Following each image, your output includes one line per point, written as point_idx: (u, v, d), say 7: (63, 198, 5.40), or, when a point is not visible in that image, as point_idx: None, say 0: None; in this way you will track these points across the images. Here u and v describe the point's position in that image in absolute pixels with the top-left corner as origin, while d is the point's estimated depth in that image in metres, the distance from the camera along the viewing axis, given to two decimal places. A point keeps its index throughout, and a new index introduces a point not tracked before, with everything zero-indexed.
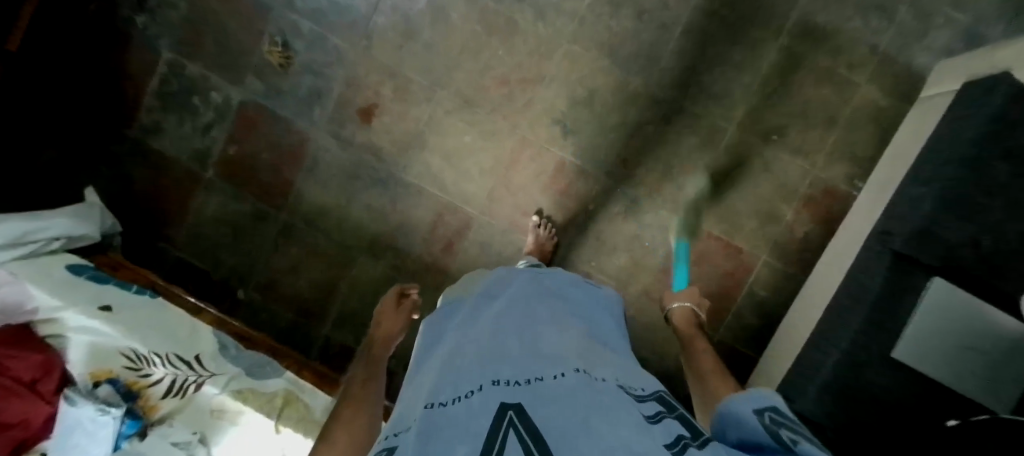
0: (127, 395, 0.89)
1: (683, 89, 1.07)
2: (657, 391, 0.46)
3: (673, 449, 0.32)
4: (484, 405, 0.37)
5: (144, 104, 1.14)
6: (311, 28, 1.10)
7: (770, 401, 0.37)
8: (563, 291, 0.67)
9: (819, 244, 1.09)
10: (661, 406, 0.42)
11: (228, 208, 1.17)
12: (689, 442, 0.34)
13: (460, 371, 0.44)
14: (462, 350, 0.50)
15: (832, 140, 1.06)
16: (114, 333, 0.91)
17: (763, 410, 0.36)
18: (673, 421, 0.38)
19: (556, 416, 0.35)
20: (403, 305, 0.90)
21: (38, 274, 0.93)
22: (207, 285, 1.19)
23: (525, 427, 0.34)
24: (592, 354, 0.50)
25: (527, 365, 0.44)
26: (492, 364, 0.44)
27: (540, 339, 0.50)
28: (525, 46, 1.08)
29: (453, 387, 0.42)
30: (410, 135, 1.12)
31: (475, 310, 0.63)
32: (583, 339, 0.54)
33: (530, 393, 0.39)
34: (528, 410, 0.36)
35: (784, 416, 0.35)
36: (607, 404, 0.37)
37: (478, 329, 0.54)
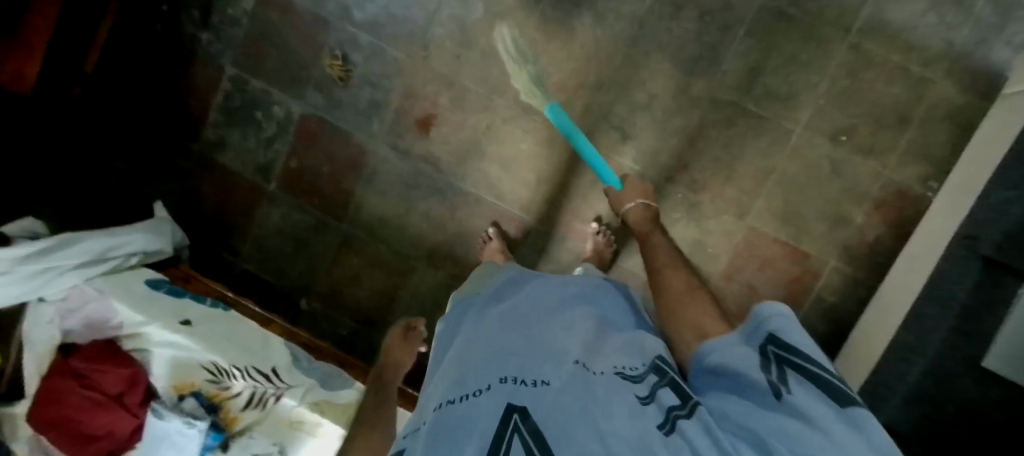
0: (208, 407, 0.95)
1: (748, 91, 1.04)
2: (655, 360, 0.45)
3: (664, 429, 0.35)
4: (490, 405, 0.38)
5: (209, 119, 1.18)
6: (369, 41, 1.11)
7: (771, 326, 0.40)
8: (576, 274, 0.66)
9: (892, 248, 1.05)
10: (655, 376, 0.43)
11: (291, 220, 1.20)
12: (678, 414, 0.36)
13: (468, 368, 0.45)
14: (471, 346, 0.51)
15: (905, 141, 1.02)
16: (194, 347, 0.93)
17: (765, 343, 0.40)
18: (666, 390, 0.40)
19: (558, 414, 0.36)
20: (411, 333, 0.93)
21: (122, 289, 0.97)
22: (270, 295, 1.22)
23: (528, 432, 0.35)
24: (599, 339, 0.50)
25: (532, 359, 0.45)
26: (497, 359, 0.45)
27: (546, 329, 0.51)
28: (583, 52, 1.07)
29: (460, 384, 0.43)
30: (467, 145, 1.12)
31: (486, 306, 0.64)
32: (591, 320, 0.54)
33: (534, 391, 0.39)
34: (533, 411, 0.37)
35: (783, 346, 0.39)
36: (606, 398, 0.38)
37: (489, 324, 0.55)
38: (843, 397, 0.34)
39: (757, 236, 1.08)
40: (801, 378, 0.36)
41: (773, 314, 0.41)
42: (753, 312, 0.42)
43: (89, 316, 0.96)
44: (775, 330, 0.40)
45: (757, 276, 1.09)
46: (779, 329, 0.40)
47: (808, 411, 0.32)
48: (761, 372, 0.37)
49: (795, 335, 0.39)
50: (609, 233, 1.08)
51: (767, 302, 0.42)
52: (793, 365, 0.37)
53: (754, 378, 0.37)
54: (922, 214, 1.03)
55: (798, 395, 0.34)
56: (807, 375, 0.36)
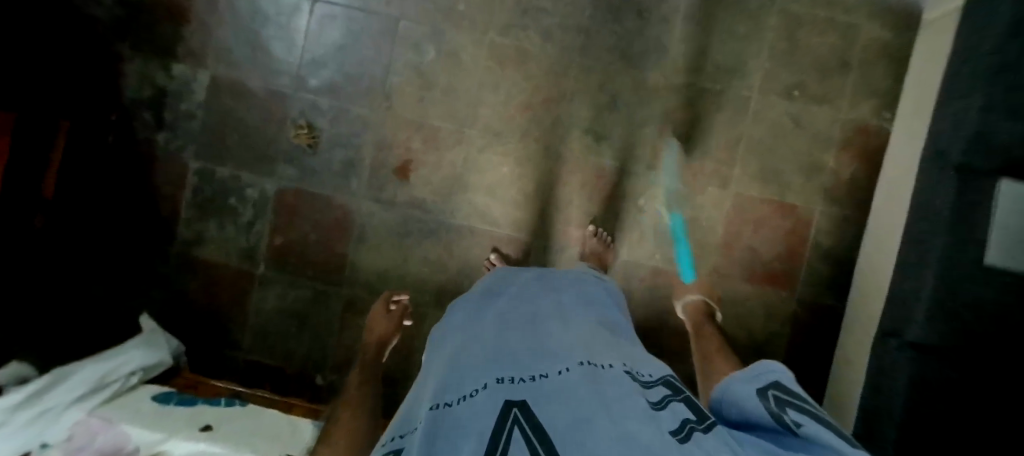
0: None
1: (699, 70, 1.10)
2: (666, 377, 0.47)
3: (678, 435, 0.33)
4: (489, 403, 0.37)
5: (182, 217, 1.15)
6: (330, 104, 1.12)
7: (774, 376, 0.44)
8: (570, 281, 0.66)
9: (868, 182, 1.11)
10: (667, 388, 0.43)
11: (287, 297, 1.16)
12: (695, 427, 0.34)
13: (464, 372, 0.44)
14: (466, 348, 0.50)
15: (851, 82, 1.09)
16: (222, 450, 0.86)
17: (767, 388, 0.43)
18: (680, 404, 0.39)
19: (561, 409, 0.35)
20: (394, 310, 0.97)
21: (128, 412, 0.90)
22: (283, 380, 1.18)
23: (528, 425, 0.33)
24: (599, 342, 0.50)
25: (533, 360, 0.44)
26: (495, 363, 0.44)
27: (544, 331, 0.50)
28: (540, 69, 1.11)
29: (458, 387, 0.42)
30: (449, 181, 1.13)
31: (481, 303, 0.63)
32: (589, 328, 0.54)
33: (533, 390, 0.38)
34: (532, 407, 0.36)
35: (786, 391, 0.41)
36: (613, 395, 0.37)
37: (484, 326, 0.55)
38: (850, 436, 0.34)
39: (744, 200, 1.12)
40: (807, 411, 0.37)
41: (773, 367, 0.45)
42: (758, 366, 0.46)
43: (101, 447, 0.85)
44: (778, 380, 0.43)
45: (754, 238, 1.12)
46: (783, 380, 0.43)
47: (818, 432, 0.33)
48: (766, 409, 0.39)
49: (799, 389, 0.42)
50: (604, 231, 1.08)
51: (768, 360, 0.46)
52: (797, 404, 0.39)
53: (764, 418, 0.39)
54: (885, 144, 1.10)
55: (807, 421, 0.34)
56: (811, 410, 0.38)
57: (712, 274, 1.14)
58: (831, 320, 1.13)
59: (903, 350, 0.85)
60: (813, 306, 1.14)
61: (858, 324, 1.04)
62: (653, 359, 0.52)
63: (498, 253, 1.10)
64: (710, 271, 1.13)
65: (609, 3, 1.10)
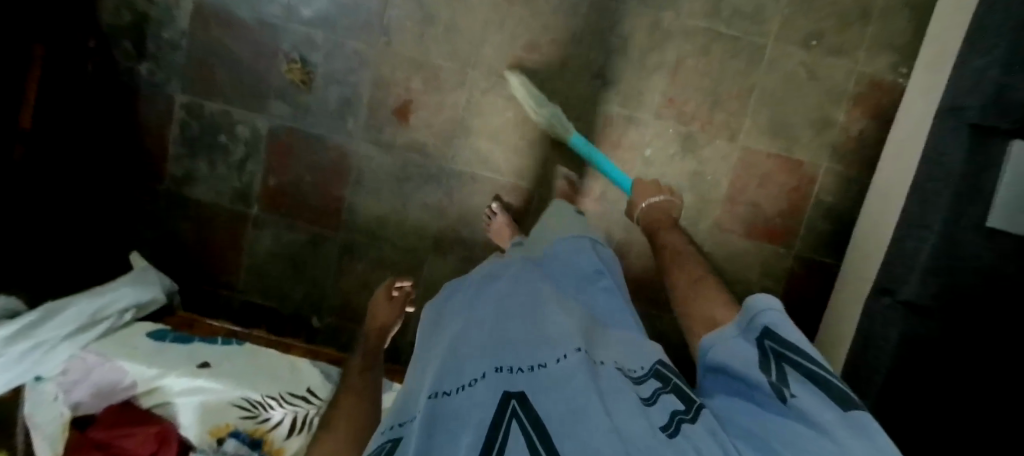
0: (252, 443, 0.88)
1: (715, 14, 1.05)
2: (655, 366, 0.47)
3: (668, 430, 0.36)
4: (486, 393, 0.38)
5: (170, 154, 1.10)
6: (325, 37, 1.05)
7: (765, 320, 0.43)
8: (563, 247, 0.63)
9: (876, 139, 1.09)
10: (657, 381, 0.44)
11: (283, 239, 1.14)
12: (682, 419, 0.37)
13: (463, 355, 0.44)
14: (463, 330, 0.49)
15: (870, 34, 1.05)
16: (222, 387, 0.89)
17: (762, 339, 0.42)
18: (671, 396, 0.41)
19: (559, 403, 0.36)
20: (396, 296, 0.92)
21: (123, 349, 0.90)
22: (279, 322, 1.17)
23: (527, 420, 0.35)
24: (595, 332, 0.49)
25: (531, 344, 0.44)
26: (493, 349, 0.44)
27: (541, 308, 0.49)
28: (549, 6, 1.05)
29: (456, 375, 0.42)
30: (451, 124, 1.09)
31: (477, 282, 0.61)
32: (586, 314, 0.53)
33: (531, 381, 0.39)
34: (530, 399, 0.37)
35: (780, 341, 0.41)
36: (608, 392, 0.38)
37: (481, 304, 0.53)
38: (844, 397, 0.36)
39: (752, 155, 1.10)
40: (798, 375, 0.38)
41: (765, 311, 0.43)
42: (747, 305, 0.45)
43: (98, 380, 0.88)
44: (772, 323, 0.42)
45: (758, 193, 1.12)
46: (774, 322, 0.42)
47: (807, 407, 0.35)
48: (762, 373, 0.40)
49: (791, 330, 0.41)
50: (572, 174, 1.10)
51: (758, 296, 0.45)
52: (791, 362, 0.39)
53: (756, 380, 0.39)
54: (900, 101, 1.07)
55: (802, 395, 0.36)
56: (803, 371, 0.38)
57: (714, 229, 1.14)
58: (826, 277, 1.15)
59: (893, 307, 0.87)
60: (810, 263, 1.15)
61: (855, 280, 1.05)
62: (646, 345, 0.52)
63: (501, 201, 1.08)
64: (711, 226, 1.13)
65: None
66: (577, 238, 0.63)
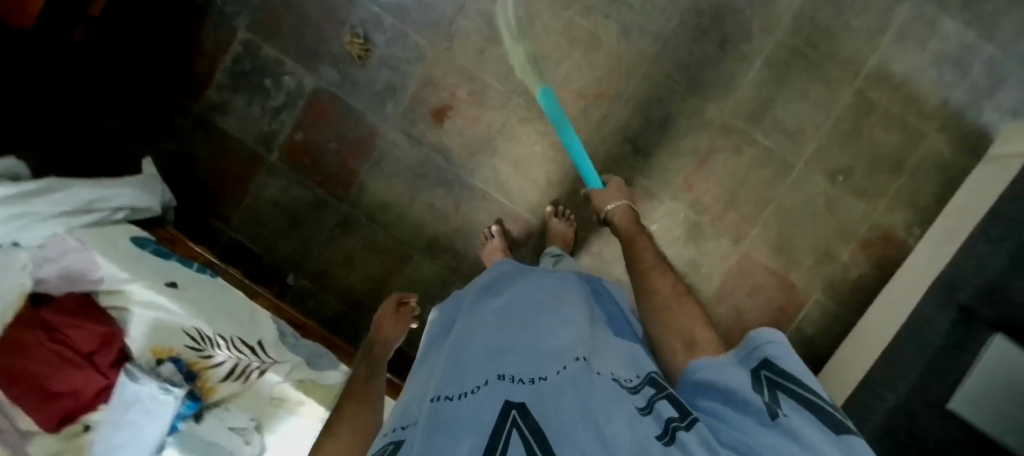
0: (188, 375, 0.88)
1: (757, 121, 1.08)
2: (649, 376, 0.46)
3: (664, 439, 0.34)
4: (489, 399, 0.39)
5: (214, 80, 1.15)
6: (394, 24, 1.11)
7: (767, 351, 0.42)
8: (569, 274, 0.69)
9: (873, 287, 1.10)
10: (652, 389, 0.43)
11: (289, 192, 1.17)
12: (678, 426, 0.36)
13: (466, 366, 0.46)
14: (466, 341, 0.52)
15: (895, 187, 1.08)
16: (181, 312, 0.90)
17: (759, 368, 0.41)
18: (665, 402, 0.40)
19: (558, 414, 0.36)
20: (403, 310, 0.91)
21: (105, 244, 0.92)
22: (257, 268, 1.19)
23: (527, 429, 0.35)
24: (591, 339, 0.50)
25: (534, 356, 0.46)
26: (496, 359, 0.46)
27: (544, 324, 0.51)
28: (605, 62, 1.09)
29: (459, 383, 0.44)
30: (479, 139, 1.13)
31: (479, 301, 0.64)
32: (589, 322, 0.55)
33: (533, 387, 0.40)
34: (530, 407, 0.38)
35: (778, 373, 0.40)
36: (602, 400, 0.37)
37: (484, 318, 0.56)
38: (835, 422, 0.36)
39: (750, 262, 1.12)
40: (795, 403, 0.37)
41: (739, 364, 0.43)
42: (746, 336, 0.44)
43: (66, 265, 0.90)
44: (770, 356, 0.42)
45: (746, 301, 1.12)
46: (775, 355, 0.41)
47: (800, 427, 0.35)
48: (757, 393, 0.39)
49: (790, 364, 0.41)
50: (565, 210, 1.10)
51: (761, 329, 0.44)
52: (788, 391, 0.39)
53: (752, 402, 0.38)
54: (905, 257, 1.09)
55: (796, 416, 0.36)
56: (801, 401, 0.37)
57: None
58: None
59: None
60: None
61: None
62: (639, 355, 0.52)
63: (502, 225, 1.11)
64: None
65: (696, 24, 1.07)
66: (587, 279, 0.71)
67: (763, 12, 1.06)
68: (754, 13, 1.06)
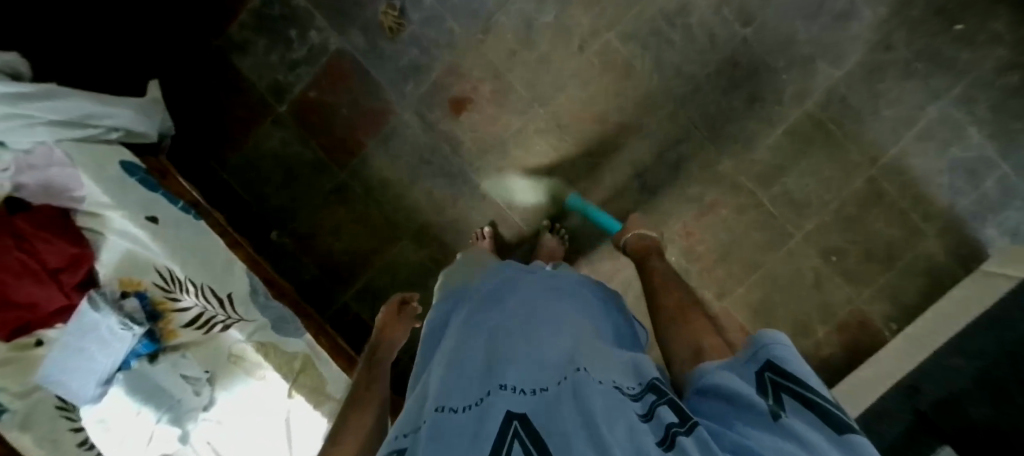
0: (150, 314, 0.86)
1: (768, 184, 1.08)
2: (652, 382, 0.45)
3: (662, 445, 0.35)
4: (492, 412, 0.41)
5: (240, 19, 1.12)
6: (432, 5, 1.09)
7: (771, 352, 0.41)
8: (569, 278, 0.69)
9: (840, 369, 1.11)
10: (653, 395, 0.43)
11: (290, 148, 1.15)
12: (678, 430, 0.36)
13: (468, 376, 0.48)
14: (466, 348, 0.53)
15: (883, 278, 1.08)
16: (155, 248, 0.87)
17: (763, 369, 0.41)
18: (666, 407, 0.40)
19: (557, 424, 0.38)
20: (405, 311, 0.89)
21: (92, 164, 0.89)
22: (243, 217, 1.17)
23: (529, 442, 0.37)
24: (596, 348, 0.51)
25: (535, 366, 0.47)
26: (499, 368, 0.47)
27: (546, 336, 0.52)
28: (633, 91, 1.08)
29: (462, 393, 0.45)
30: (491, 139, 1.12)
31: (478, 302, 0.64)
32: (591, 334, 0.55)
33: (536, 400, 0.42)
34: (533, 420, 0.39)
35: (781, 373, 0.40)
36: (602, 405, 0.39)
37: (485, 325, 0.56)
38: (840, 422, 0.35)
39: (728, 320, 1.12)
40: (798, 405, 0.37)
41: (747, 368, 0.42)
42: (750, 337, 0.44)
43: (50, 176, 0.87)
44: (775, 356, 0.41)
45: None
46: (778, 356, 0.41)
47: (801, 430, 0.34)
48: (760, 396, 0.38)
49: (795, 364, 0.40)
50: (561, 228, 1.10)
51: (766, 330, 0.43)
52: (792, 392, 0.38)
53: (753, 403, 0.37)
54: (878, 349, 1.10)
55: (796, 419, 0.35)
56: (807, 403, 0.37)
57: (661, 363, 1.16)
58: None
59: None
60: None
61: None
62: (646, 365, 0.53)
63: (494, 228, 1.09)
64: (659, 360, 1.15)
65: (731, 75, 1.06)
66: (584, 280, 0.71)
67: (799, 80, 1.05)
68: (789, 78, 1.05)
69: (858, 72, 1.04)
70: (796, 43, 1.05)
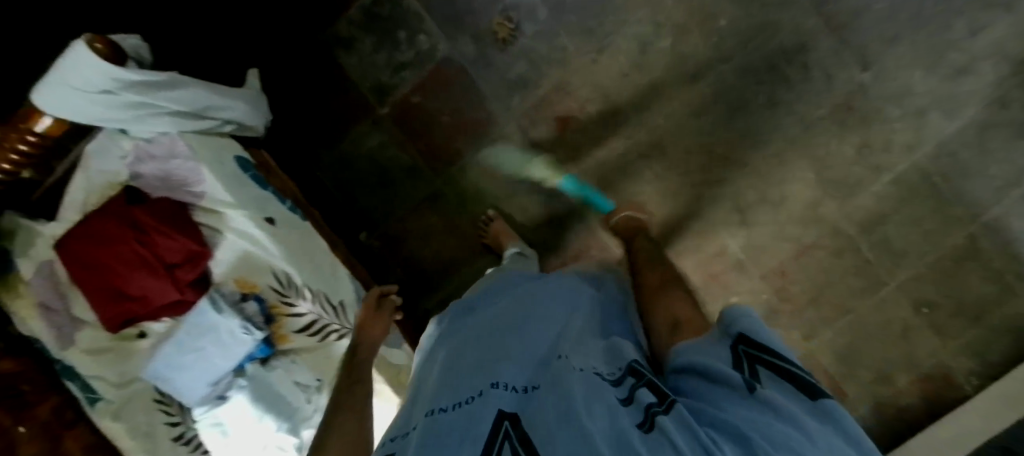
0: (267, 317, 0.86)
1: (867, 231, 1.08)
2: (631, 365, 0.51)
3: (643, 427, 0.40)
4: (484, 410, 0.45)
5: (348, 16, 1.10)
6: (548, 20, 1.07)
7: (742, 326, 0.47)
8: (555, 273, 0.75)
9: (915, 419, 1.12)
10: (632, 378, 0.48)
11: (386, 151, 1.13)
12: (658, 412, 0.41)
13: (458, 377, 0.52)
14: (460, 354, 0.57)
15: (971, 334, 1.08)
16: (272, 251, 0.86)
17: (736, 343, 0.46)
18: (646, 391, 0.45)
19: (544, 418, 0.42)
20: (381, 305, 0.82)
21: (211, 158, 0.86)
22: (334, 216, 1.16)
23: (522, 438, 0.41)
24: (577, 339, 0.56)
25: (523, 370, 0.51)
26: (490, 369, 0.51)
27: (534, 333, 0.57)
28: (744, 126, 1.07)
29: (455, 394, 0.49)
30: (591, 160, 1.10)
31: (468, 312, 0.68)
32: (573, 320, 0.60)
33: (525, 400, 0.46)
34: (522, 419, 0.43)
35: (753, 344, 0.45)
36: (583, 392, 0.43)
37: (475, 330, 0.61)
38: (809, 386, 0.40)
39: (812, 360, 1.13)
40: (770, 373, 0.43)
41: (721, 349, 0.47)
42: (728, 313, 0.50)
43: (170, 169, 0.86)
44: (744, 328, 0.47)
45: None
46: (747, 329, 0.47)
47: (772, 396, 0.39)
48: (738, 371, 0.43)
49: (763, 333, 0.46)
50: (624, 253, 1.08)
51: (737, 308, 0.50)
52: (766, 363, 0.43)
53: (729, 376, 0.43)
54: (957, 404, 1.09)
55: (771, 389, 0.40)
56: (779, 373, 0.42)
57: None
58: None
59: None
60: None
61: None
62: (619, 346, 0.56)
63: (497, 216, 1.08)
64: None
65: (844, 119, 1.05)
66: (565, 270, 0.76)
67: (911, 129, 1.04)
68: (902, 126, 1.04)
69: (973, 127, 1.03)
70: (914, 93, 1.03)
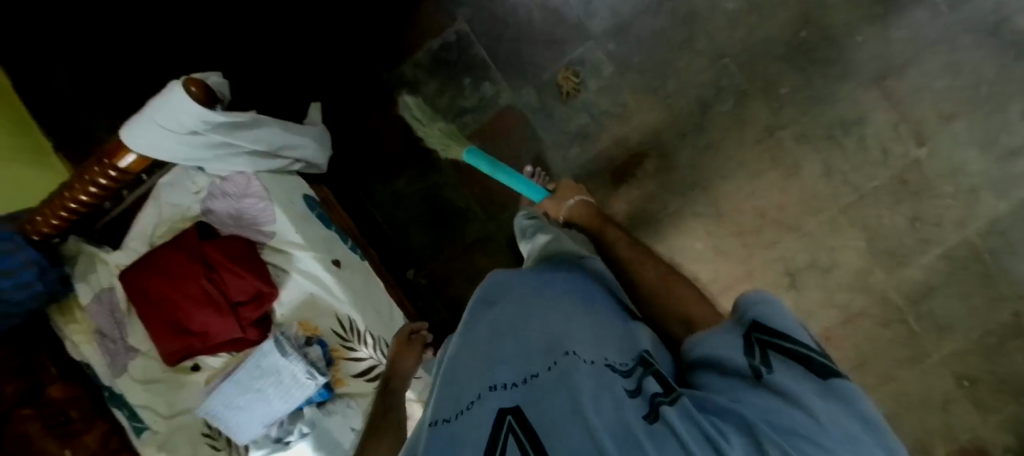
0: (329, 360, 0.86)
1: (914, 303, 1.09)
2: (642, 355, 0.45)
3: (649, 417, 0.36)
4: (483, 414, 0.40)
5: (416, 58, 1.12)
6: (612, 77, 1.10)
7: (755, 312, 0.41)
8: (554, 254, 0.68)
9: None
10: (642, 367, 0.44)
11: (441, 192, 1.14)
12: (663, 402, 0.37)
13: (456, 383, 0.46)
14: (460, 355, 0.51)
15: (1014, 412, 1.07)
16: (337, 294, 0.87)
17: (748, 331, 0.41)
18: (652, 379, 0.41)
19: (550, 417, 0.37)
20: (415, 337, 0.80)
21: (284, 199, 0.88)
22: (384, 252, 1.17)
23: (525, 437, 0.36)
24: (581, 320, 0.50)
25: (522, 359, 0.45)
26: (489, 366, 0.46)
27: (534, 321, 0.50)
28: (799, 192, 1.08)
29: (455, 400, 0.44)
30: (645, 214, 1.12)
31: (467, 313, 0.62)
32: (573, 301, 0.54)
33: (525, 392, 0.41)
34: (526, 411, 0.38)
35: (765, 330, 0.40)
36: (589, 387, 0.38)
37: (477, 325, 0.54)
38: (829, 371, 0.35)
39: None
40: (780, 357, 0.37)
41: (732, 339, 0.41)
42: (740, 299, 0.44)
43: (243, 207, 0.88)
44: (757, 312, 0.41)
45: None
46: (760, 314, 0.41)
47: (783, 380, 0.35)
48: (745, 357, 0.39)
49: (778, 317, 0.40)
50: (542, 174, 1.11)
51: (748, 293, 0.44)
52: (779, 349, 0.38)
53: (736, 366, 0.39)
54: None
55: (782, 376, 0.35)
56: (795, 358, 0.37)
57: None
58: None
59: None
60: None
61: None
62: (635, 333, 0.50)
63: None
64: None
65: (897, 192, 1.07)
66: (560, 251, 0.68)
67: (964, 206, 1.05)
68: (954, 202, 1.06)
69: None
70: (968, 171, 1.05)
